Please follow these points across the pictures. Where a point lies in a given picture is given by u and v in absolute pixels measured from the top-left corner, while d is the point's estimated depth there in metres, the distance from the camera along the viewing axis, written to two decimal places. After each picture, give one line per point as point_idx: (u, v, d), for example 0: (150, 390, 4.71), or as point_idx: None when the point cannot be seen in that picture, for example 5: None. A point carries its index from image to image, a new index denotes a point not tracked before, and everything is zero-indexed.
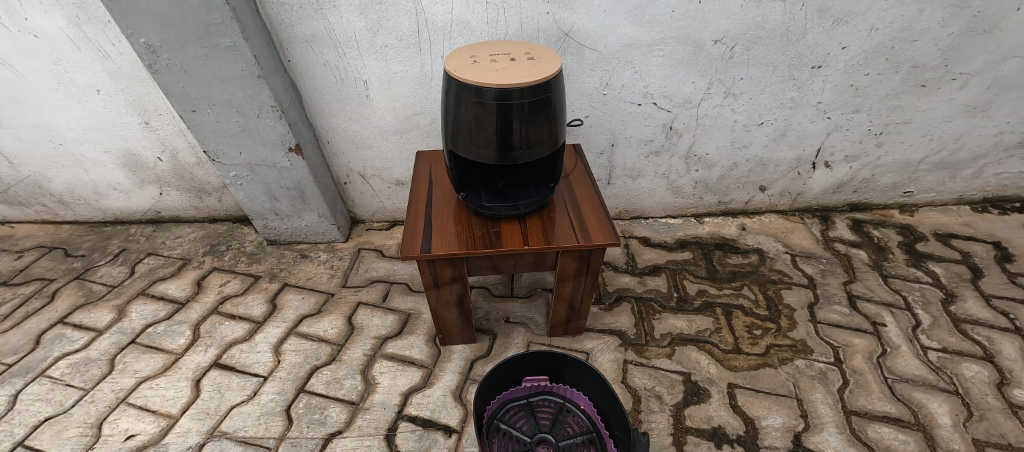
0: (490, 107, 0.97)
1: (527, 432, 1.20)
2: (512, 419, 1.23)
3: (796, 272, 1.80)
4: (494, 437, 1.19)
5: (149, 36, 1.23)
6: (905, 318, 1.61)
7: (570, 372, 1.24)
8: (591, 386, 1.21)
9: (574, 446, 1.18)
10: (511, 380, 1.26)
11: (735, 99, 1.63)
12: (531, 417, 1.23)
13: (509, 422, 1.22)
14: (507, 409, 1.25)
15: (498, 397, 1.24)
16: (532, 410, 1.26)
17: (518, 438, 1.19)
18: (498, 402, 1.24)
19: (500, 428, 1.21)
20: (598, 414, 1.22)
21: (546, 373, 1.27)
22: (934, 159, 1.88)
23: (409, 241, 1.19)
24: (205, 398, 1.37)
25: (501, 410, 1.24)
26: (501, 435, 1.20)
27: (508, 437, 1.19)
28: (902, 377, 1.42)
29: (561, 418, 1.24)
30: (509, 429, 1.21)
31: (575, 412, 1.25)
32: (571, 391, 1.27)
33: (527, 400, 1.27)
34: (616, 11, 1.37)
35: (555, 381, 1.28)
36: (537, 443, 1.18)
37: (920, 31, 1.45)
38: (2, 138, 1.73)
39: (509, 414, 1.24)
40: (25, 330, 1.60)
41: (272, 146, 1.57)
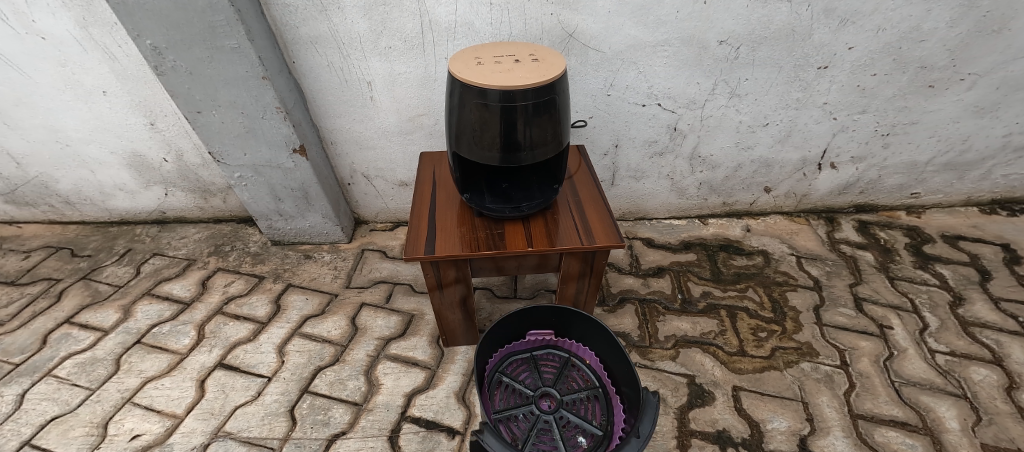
0: (494, 109, 0.97)
1: (530, 385, 1.23)
2: (516, 372, 1.27)
3: (801, 274, 1.79)
4: (497, 389, 1.22)
5: (155, 38, 1.24)
6: (912, 320, 1.59)
7: (575, 327, 1.25)
8: (596, 342, 1.22)
9: (578, 400, 1.21)
10: (517, 333, 1.28)
11: (741, 99, 1.62)
12: (535, 371, 1.27)
13: (513, 375, 1.26)
14: (511, 361, 1.29)
15: (503, 350, 1.27)
16: (536, 364, 1.29)
17: (521, 391, 1.22)
18: (502, 355, 1.27)
19: (503, 380, 1.24)
20: (602, 370, 1.24)
21: (552, 328, 1.28)
22: (941, 160, 1.86)
23: (413, 242, 1.19)
24: (210, 398, 1.38)
25: (505, 363, 1.28)
26: (505, 387, 1.23)
27: (512, 389, 1.23)
28: (909, 380, 1.40)
29: (566, 373, 1.27)
30: (512, 382, 1.24)
31: (580, 367, 1.28)
32: (576, 347, 1.29)
33: (532, 353, 1.30)
34: (620, 12, 1.37)
35: (560, 336, 1.30)
36: (541, 397, 1.21)
37: (928, 31, 1.44)
38: (10, 139, 1.74)
39: (514, 368, 1.28)
40: (32, 330, 1.62)
41: (276, 147, 1.58)
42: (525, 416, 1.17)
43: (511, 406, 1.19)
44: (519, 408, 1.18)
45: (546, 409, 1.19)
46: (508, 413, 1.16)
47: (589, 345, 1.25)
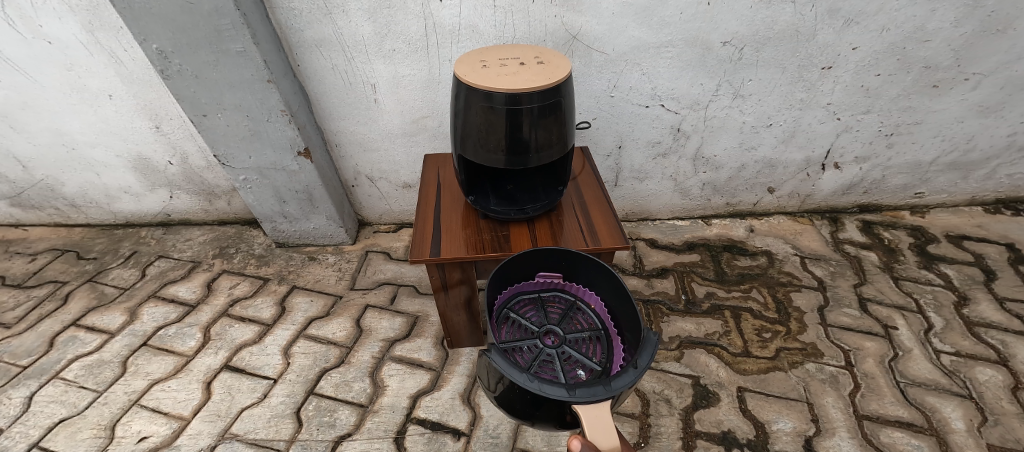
0: (499, 112, 0.97)
1: (534, 322, 1.10)
2: (518, 308, 1.13)
3: (805, 274, 1.79)
4: (497, 322, 1.09)
5: (161, 42, 1.25)
6: (917, 320, 1.59)
7: (584, 269, 1.10)
8: (606, 284, 1.07)
9: (581, 339, 1.08)
10: (523, 273, 1.13)
11: (744, 100, 1.62)
12: (539, 309, 1.13)
13: (515, 311, 1.12)
14: (515, 299, 1.15)
15: (508, 288, 1.13)
16: (541, 303, 1.15)
17: (523, 327, 1.10)
18: (506, 292, 1.14)
19: (504, 316, 1.11)
20: (611, 315, 1.10)
21: (560, 269, 1.14)
22: (945, 160, 1.86)
23: (418, 245, 1.19)
24: (216, 400, 1.38)
25: (508, 300, 1.14)
26: (506, 322, 1.10)
27: (512, 325, 1.10)
28: (915, 381, 1.40)
29: (571, 315, 1.13)
30: (515, 317, 1.11)
31: (586, 311, 1.14)
32: (585, 290, 1.15)
33: (538, 292, 1.17)
34: (624, 14, 1.37)
35: (568, 279, 1.15)
36: (544, 334, 1.08)
37: (932, 31, 1.44)
38: (17, 143, 1.75)
39: (517, 303, 1.14)
40: (39, 332, 1.62)
41: (281, 150, 1.58)
42: (525, 350, 1.04)
43: (511, 340, 1.06)
44: (519, 343, 1.05)
45: (548, 344, 1.06)
46: (508, 345, 1.03)
47: (598, 289, 1.11)
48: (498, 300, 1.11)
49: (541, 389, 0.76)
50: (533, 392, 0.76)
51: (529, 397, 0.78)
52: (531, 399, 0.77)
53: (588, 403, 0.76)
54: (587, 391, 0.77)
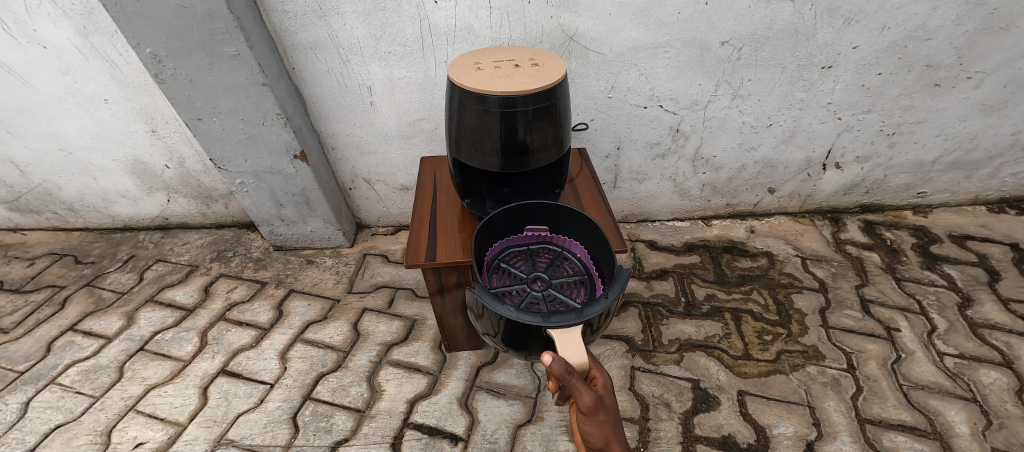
0: (494, 114, 0.96)
1: (521, 270, 1.08)
2: (508, 261, 1.11)
3: (806, 276, 1.77)
4: (484, 270, 1.08)
5: (155, 46, 1.24)
6: (920, 322, 1.57)
7: (570, 216, 1.07)
8: (590, 229, 1.05)
9: (568, 284, 1.05)
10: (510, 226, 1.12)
11: (744, 100, 1.60)
12: (527, 259, 1.11)
13: (504, 263, 1.11)
14: (505, 252, 1.13)
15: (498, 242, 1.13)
16: (530, 254, 1.13)
17: (511, 275, 1.08)
18: (497, 247, 1.12)
19: (494, 268, 1.09)
20: (598, 260, 1.07)
21: (547, 218, 1.11)
22: (948, 159, 1.84)
23: (413, 249, 1.18)
24: (213, 405, 1.38)
25: (499, 254, 1.12)
26: (494, 272, 1.09)
27: (502, 276, 1.08)
28: (918, 384, 1.38)
29: (559, 263, 1.11)
30: (503, 266, 1.10)
31: (575, 258, 1.11)
32: (573, 239, 1.12)
33: (526, 243, 1.14)
34: (620, 14, 1.35)
35: (555, 229, 1.13)
36: (530, 280, 1.06)
37: (934, 29, 1.42)
38: (14, 148, 1.75)
39: (505, 254, 1.13)
40: (36, 337, 1.62)
41: (277, 154, 1.58)
42: (511, 295, 1.02)
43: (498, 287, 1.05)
44: (505, 288, 1.04)
45: (533, 288, 1.04)
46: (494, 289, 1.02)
47: (584, 235, 1.08)
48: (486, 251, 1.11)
49: (519, 318, 0.82)
50: (513, 320, 0.82)
51: (513, 327, 0.84)
52: (515, 330, 0.84)
53: (562, 327, 0.80)
54: (563, 318, 0.82)
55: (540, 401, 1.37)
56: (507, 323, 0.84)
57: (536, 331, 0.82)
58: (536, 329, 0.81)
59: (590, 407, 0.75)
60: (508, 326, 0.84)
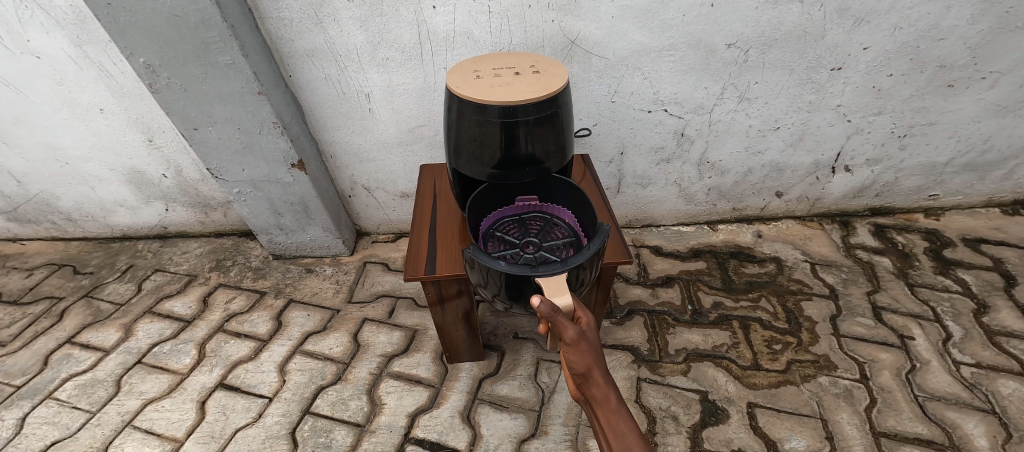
0: (493, 124, 0.93)
1: (512, 237, 1.11)
2: (502, 230, 1.14)
3: (816, 282, 1.73)
4: (477, 238, 1.11)
5: (148, 55, 1.21)
6: (935, 330, 1.53)
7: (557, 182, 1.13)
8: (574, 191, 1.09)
9: (559, 246, 1.08)
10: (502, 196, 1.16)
11: (751, 103, 1.56)
12: (519, 227, 1.15)
13: (499, 233, 1.13)
14: (500, 223, 1.16)
15: (491, 214, 1.16)
16: (522, 223, 1.16)
17: (503, 242, 1.11)
18: (491, 219, 1.16)
19: (489, 238, 1.12)
20: (584, 221, 1.10)
21: (536, 187, 1.15)
22: (961, 161, 1.79)
23: (413, 261, 1.15)
24: (210, 420, 1.35)
25: (493, 225, 1.16)
26: (489, 241, 1.12)
27: (496, 243, 1.11)
28: (934, 395, 1.34)
29: (549, 229, 1.14)
30: (496, 235, 1.13)
31: (564, 225, 1.15)
32: (560, 206, 1.17)
33: (517, 212, 1.18)
34: (624, 17, 1.32)
35: (543, 198, 1.17)
36: (522, 245, 1.09)
37: (947, 29, 1.37)
38: (10, 158, 1.74)
39: (497, 224, 1.16)
40: (33, 351, 1.60)
41: (275, 163, 1.55)
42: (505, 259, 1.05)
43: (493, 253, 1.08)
44: (498, 252, 1.07)
45: (524, 250, 1.07)
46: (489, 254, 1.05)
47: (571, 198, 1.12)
48: (480, 224, 1.15)
49: (510, 270, 0.83)
50: (504, 273, 0.83)
51: (507, 281, 0.86)
52: (508, 283, 0.85)
53: (549, 275, 0.82)
54: (550, 268, 0.83)
55: (544, 414, 1.34)
56: (500, 277, 0.86)
57: (528, 283, 0.84)
58: (526, 280, 0.83)
59: (578, 338, 0.70)
60: (502, 280, 0.86)
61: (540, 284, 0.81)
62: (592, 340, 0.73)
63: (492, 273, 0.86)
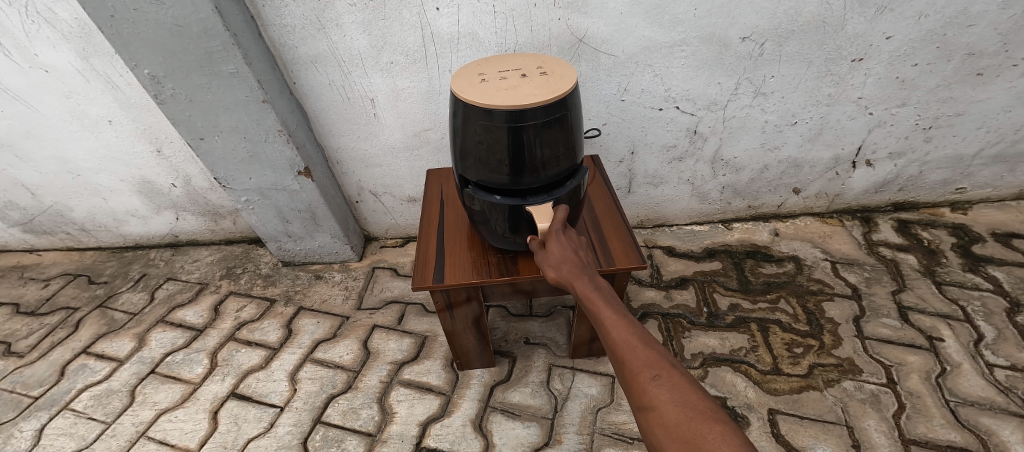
0: (500, 130, 0.89)
1: None
2: None
3: (837, 282, 1.67)
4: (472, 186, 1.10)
5: (152, 67, 1.21)
6: (965, 331, 1.46)
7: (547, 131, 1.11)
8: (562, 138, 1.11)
9: None
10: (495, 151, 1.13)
11: (766, 98, 1.51)
12: None
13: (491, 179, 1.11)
14: None
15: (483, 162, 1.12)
16: None
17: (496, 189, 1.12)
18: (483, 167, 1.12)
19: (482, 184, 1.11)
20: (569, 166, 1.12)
21: None
22: (990, 152, 1.71)
23: (420, 269, 1.12)
24: (223, 430, 1.35)
25: None
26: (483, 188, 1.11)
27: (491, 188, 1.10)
28: (966, 399, 1.28)
29: None
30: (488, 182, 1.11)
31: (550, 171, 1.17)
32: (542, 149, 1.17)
33: None
34: (633, 13, 1.28)
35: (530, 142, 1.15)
36: None
37: (976, 15, 1.31)
38: (24, 171, 1.76)
39: None
40: (50, 361, 1.62)
41: (281, 171, 1.54)
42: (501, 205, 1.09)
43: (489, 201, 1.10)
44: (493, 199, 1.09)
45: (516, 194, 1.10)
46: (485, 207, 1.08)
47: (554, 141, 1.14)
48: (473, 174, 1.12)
49: (505, 202, 1.00)
50: (501, 204, 1.00)
51: (505, 214, 1.02)
52: (506, 215, 1.02)
53: (537, 204, 0.99)
54: (538, 198, 1.01)
55: (558, 422, 1.30)
56: (499, 210, 1.02)
57: (521, 213, 1.01)
58: (519, 210, 1.00)
59: (552, 261, 0.91)
60: (500, 213, 1.02)
61: (530, 211, 0.99)
62: (561, 253, 0.91)
63: (489, 207, 1.02)
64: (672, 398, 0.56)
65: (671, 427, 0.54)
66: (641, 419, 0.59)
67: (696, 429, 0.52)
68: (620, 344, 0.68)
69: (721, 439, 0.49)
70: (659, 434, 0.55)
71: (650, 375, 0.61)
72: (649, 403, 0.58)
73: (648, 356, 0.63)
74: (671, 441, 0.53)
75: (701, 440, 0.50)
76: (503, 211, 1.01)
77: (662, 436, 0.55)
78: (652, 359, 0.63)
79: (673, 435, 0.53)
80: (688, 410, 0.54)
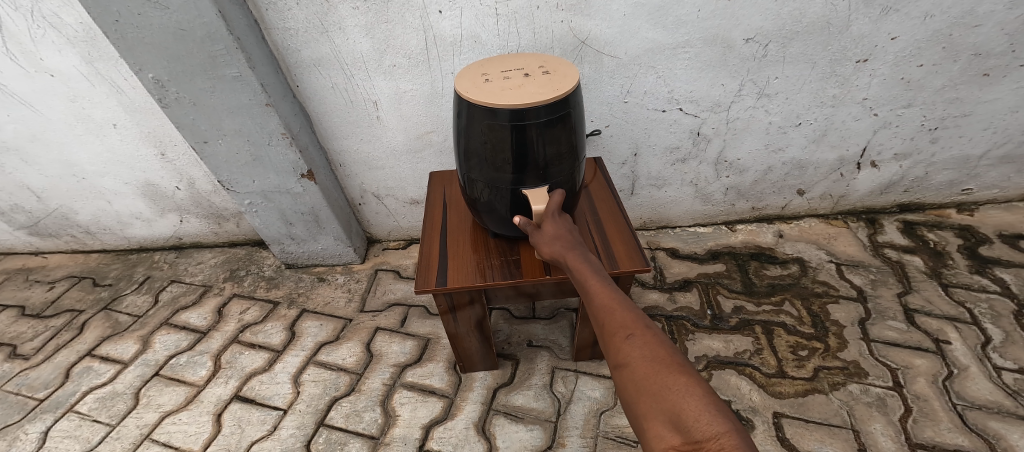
0: (504, 129, 0.89)
1: None
2: None
3: (842, 284, 1.66)
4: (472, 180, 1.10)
5: (157, 71, 1.21)
6: (972, 333, 1.44)
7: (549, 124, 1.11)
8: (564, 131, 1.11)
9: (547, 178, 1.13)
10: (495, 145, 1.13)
11: (771, 99, 1.50)
12: None
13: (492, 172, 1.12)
14: None
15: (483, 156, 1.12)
16: None
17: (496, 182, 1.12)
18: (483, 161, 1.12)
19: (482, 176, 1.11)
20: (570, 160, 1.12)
21: None
22: (997, 153, 1.69)
23: (423, 273, 1.12)
24: (227, 433, 1.35)
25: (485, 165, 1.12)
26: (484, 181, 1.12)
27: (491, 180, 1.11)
28: (974, 403, 1.27)
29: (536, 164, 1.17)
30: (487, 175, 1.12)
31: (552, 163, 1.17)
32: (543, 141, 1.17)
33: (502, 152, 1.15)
34: (636, 14, 1.27)
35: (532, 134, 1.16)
36: None
37: (983, 16, 1.30)
38: (29, 174, 1.77)
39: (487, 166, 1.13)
40: (55, 363, 1.63)
41: (284, 174, 1.54)
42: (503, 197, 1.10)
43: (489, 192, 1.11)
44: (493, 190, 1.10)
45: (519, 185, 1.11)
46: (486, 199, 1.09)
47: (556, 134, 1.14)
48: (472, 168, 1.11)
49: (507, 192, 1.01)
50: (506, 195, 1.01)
51: (508, 203, 1.03)
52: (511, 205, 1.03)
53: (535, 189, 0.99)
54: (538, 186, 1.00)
55: (561, 425, 1.30)
56: (504, 200, 1.03)
57: (522, 201, 1.01)
58: (520, 198, 1.00)
59: (546, 237, 0.94)
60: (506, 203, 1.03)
61: (528, 195, 0.98)
62: (556, 232, 0.94)
63: (492, 195, 1.03)
64: (645, 354, 0.61)
65: (641, 380, 0.58)
66: (616, 376, 0.64)
67: (662, 379, 0.56)
68: (603, 311, 0.73)
69: (683, 387, 0.53)
70: (630, 387, 0.60)
71: (627, 335, 0.66)
72: (623, 359, 0.63)
73: (627, 320, 0.68)
74: (640, 391, 0.57)
75: (665, 389, 0.54)
76: (507, 202, 1.03)
77: (631, 388, 0.59)
78: (630, 323, 0.68)
79: (641, 386, 0.58)
80: (656, 364, 0.58)
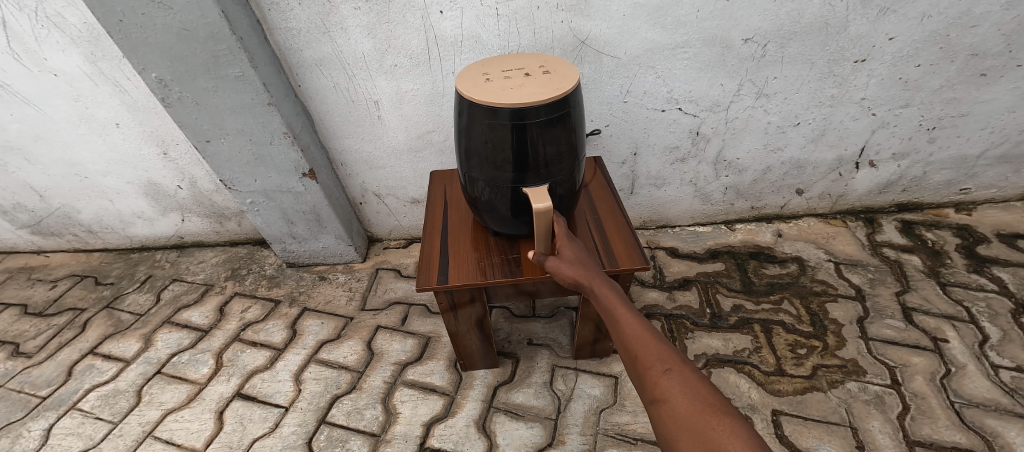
0: (504, 128, 0.90)
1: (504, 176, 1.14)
2: None
3: (841, 282, 1.67)
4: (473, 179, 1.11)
5: (160, 70, 1.23)
6: (970, 332, 1.45)
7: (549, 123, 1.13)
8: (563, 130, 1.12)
9: None
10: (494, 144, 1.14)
11: (769, 99, 1.51)
12: None
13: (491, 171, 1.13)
14: None
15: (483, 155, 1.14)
16: None
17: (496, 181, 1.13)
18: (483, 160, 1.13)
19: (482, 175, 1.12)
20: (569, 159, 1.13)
21: None
22: (995, 153, 1.70)
23: (424, 271, 1.13)
24: (228, 431, 1.36)
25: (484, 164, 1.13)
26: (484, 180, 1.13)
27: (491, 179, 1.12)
28: (972, 401, 1.27)
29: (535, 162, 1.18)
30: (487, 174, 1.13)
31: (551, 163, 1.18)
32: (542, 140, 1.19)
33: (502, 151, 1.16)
34: (635, 15, 1.28)
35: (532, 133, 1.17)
36: None
37: (980, 16, 1.31)
38: (31, 174, 1.78)
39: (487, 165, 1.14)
40: (58, 361, 1.64)
41: (286, 173, 1.55)
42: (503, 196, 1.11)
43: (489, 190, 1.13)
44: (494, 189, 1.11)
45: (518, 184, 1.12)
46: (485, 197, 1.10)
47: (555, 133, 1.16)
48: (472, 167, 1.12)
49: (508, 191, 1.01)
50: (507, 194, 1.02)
51: (508, 202, 1.04)
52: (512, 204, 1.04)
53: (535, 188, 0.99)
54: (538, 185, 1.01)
55: (561, 423, 1.31)
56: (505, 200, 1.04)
57: (522, 200, 1.02)
58: (520, 197, 1.01)
59: (566, 263, 0.94)
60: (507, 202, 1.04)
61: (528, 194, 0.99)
62: (576, 258, 0.94)
63: (493, 194, 1.04)
64: (682, 390, 0.60)
65: (679, 416, 0.57)
66: (649, 411, 0.62)
67: (703, 419, 0.54)
68: (633, 340, 0.72)
69: (726, 427, 0.52)
70: (667, 424, 0.58)
71: (662, 369, 0.64)
72: (659, 394, 0.61)
73: (662, 353, 0.67)
74: (679, 429, 0.56)
75: (706, 428, 0.53)
76: (508, 201, 1.04)
77: (669, 425, 0.57)
78: (665, 355, 0.67)
79: (680, 424, 0.56)
80: (697, 402, 0.57)
